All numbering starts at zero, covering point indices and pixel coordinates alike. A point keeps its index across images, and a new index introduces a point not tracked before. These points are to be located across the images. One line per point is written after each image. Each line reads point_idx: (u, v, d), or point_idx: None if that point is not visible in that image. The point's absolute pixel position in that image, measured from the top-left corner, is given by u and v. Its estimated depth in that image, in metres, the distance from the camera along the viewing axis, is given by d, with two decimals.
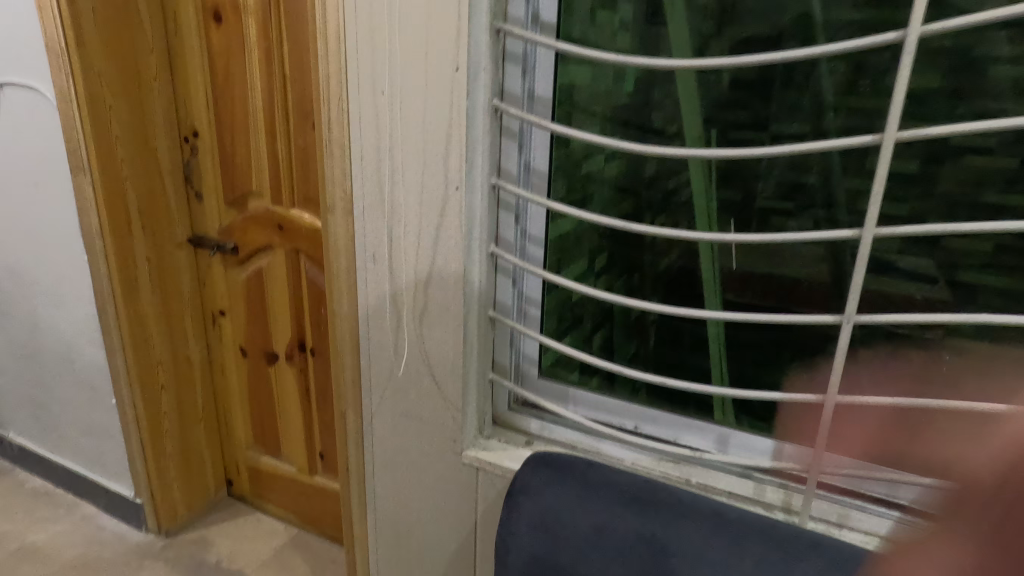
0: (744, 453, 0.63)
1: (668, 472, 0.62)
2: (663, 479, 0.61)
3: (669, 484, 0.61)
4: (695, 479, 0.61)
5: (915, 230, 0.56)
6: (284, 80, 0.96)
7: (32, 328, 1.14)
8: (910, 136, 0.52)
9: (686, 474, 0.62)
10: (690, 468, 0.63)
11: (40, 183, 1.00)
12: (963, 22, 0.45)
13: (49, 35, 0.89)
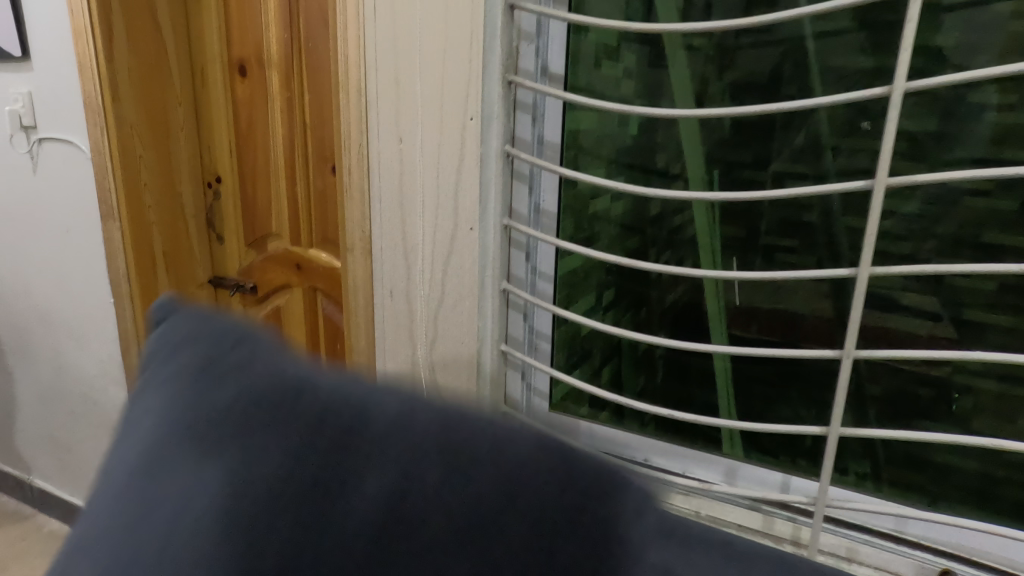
0: (752, 485, 0.64)
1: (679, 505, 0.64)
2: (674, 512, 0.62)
3: (680, 517, 0.62)
4: (705, 512, 0.63)
5: (912, 269, 0.57)
6: (305, 128, 1.04)
7: (57, 369, 1.17)
8: (900, 184, 0.55)
9: (696, 507, 0.64)
10: (700, 501, 0.64)
11: (72, 229, 1.04)
12: (944, 80, 0.51)
13: (87, 91, 0.93)
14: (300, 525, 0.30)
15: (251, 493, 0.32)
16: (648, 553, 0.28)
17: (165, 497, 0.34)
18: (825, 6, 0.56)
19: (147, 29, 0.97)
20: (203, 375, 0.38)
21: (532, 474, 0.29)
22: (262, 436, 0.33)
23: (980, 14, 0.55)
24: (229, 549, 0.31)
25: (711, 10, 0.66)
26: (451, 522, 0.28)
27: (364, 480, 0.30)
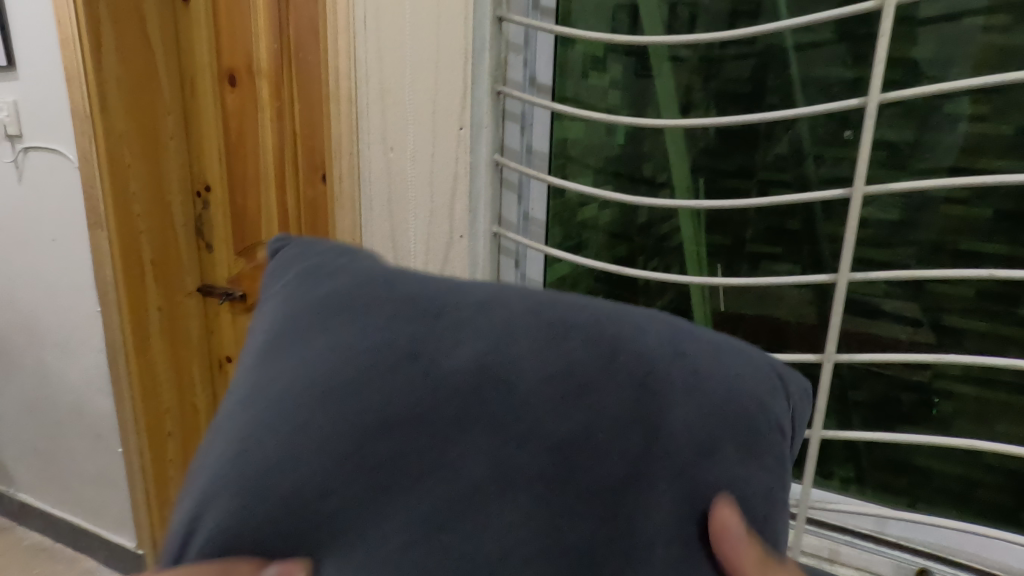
0: None
1: None
2: None
3: None
4: None
5: (889, 275, 0.59)
6: (295, 131, 1.05)
7: (42, 380, 1.15)
8: (877, 191, 0.57)
9: None
10: None
11: (59, 239, 1.03)
12: (915, 94, 0.54)
13: (75, 101, 0.92)
14: (424, 386, 0.33)
15: (374, 364, 0.34)
16: (755, 394, 0.31)
17: (277, 373, 0.35)
18: (801, 21, 0.58)
19: (135, 38, 0.98)
20: (315, 279, 0.39)
21: (640, 342, 0.33)
22: (379, 310, 0.36)
23: (951, 27, 0.57)
24: (356, 412, 0.32)
25: (694, 23, 0.68)
26: (567, 376, 0.32)
27: (484, 345, 0.33)
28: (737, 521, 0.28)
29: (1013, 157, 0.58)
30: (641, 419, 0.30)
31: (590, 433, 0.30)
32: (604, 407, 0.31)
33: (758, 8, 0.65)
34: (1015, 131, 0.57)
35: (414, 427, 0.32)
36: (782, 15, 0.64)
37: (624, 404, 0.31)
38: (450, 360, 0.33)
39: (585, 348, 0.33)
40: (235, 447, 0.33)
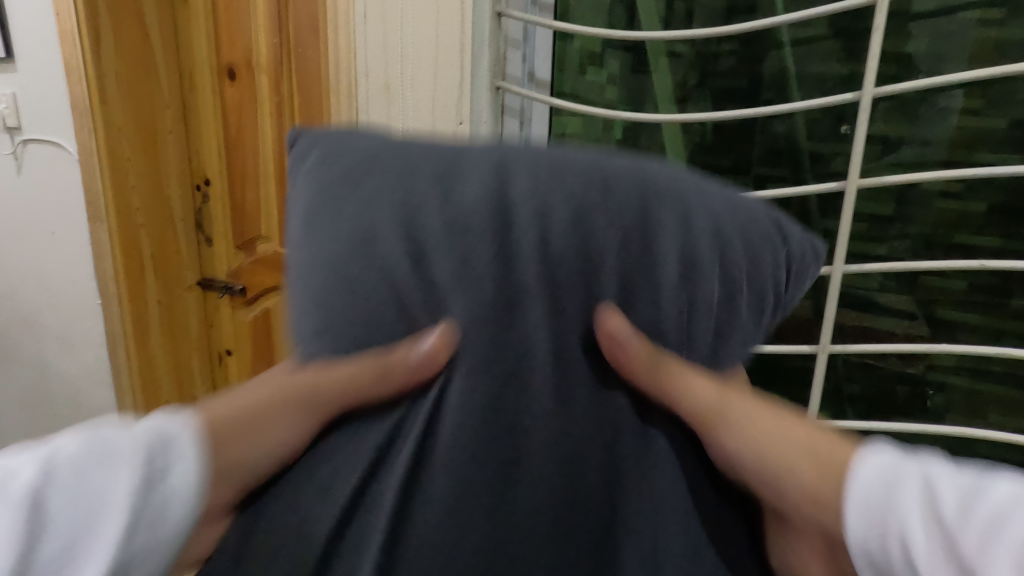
0: None
1: None
2: None
3: None
4: None
5: (881, 267, 0.61)
6: (293, 113, 1.01)
7: (42, 373, 1.16)
8: (872, 183, 0.58)
9: None
10: None
11: (59, 232, 1.03)
12: (909, 87, 0.55)
13: (74, 94, 0.93)
14: (482, 225, 0.32)
15: (434, 207, 0.32)
16: (765, 234, 0.34)
17: (328, 230, 0.33)
18: (798, 15, 0.59)
19: (134, 32, 0.98)
20: (349, 138, 0.37)
21: (669, 193, 0.33)
22: (414, 155, 0.34)
23: (946, 22, 0.58)
24: (420, 257, 0.32)
25: (691, 19, 0.68)
26: (592, 213, 0.32)
27: (527, 186, 0.33)
28: (621, 321, 0.32)
29: (1008, 150, 0.59)
30: (668, 249, 0.32)
31: (626, 264, 0.32)
32: (635, 237, 0.32)
33: (755, 3, 0.65)
34: (1009, 125, 0.58)
35: (471, 264, 0.32)
36: (779, 10, 0.64)
37: (652, 234, 0.32)
38: (485, 196, 0.32)
39: (606, 185, 0.33)
40: (306, 308, 0.33)
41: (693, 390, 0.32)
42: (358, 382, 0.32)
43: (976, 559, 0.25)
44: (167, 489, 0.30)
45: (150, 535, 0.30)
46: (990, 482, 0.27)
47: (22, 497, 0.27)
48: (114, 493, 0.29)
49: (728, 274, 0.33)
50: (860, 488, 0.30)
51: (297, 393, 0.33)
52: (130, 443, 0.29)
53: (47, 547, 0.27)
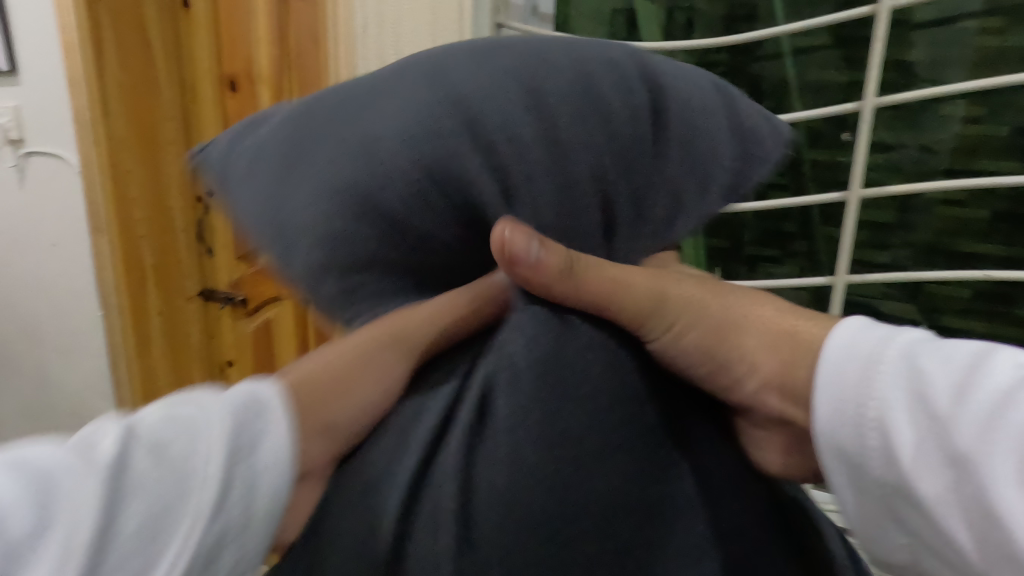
0: None
1: None
2: None
3: None
4: None
5: (886, 276, 0.61)
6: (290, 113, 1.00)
7: (43, 385, 1.15)
8: (874, 193, 0.59)
9: None
10: None
11: (61, 243, 1.03)
12: (909, 98, 0.55)
13: (78, 106, 0.92)
14: (446, 121, 0.28)
15: (389, 126, 0.28)
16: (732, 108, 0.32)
17: (279, 190, 0.29)
18: (798, 26, 0.60)
19: (136, 45, 0.99)
20: (264, 110, 0.33)
21: (622, 70, 0.30)
22: (336, 96, 0.30)
23: (946, 32, 0.58)
24: (394, 163, 0.27)
25: (691, 27, 0.69)
26: (550, 97, 0.29)
27: (475, 87, 0.28)
28: (525, 239, 0.27)
29: (1010, 157, 0.58)
30: (643, 133, 0.30)
31: (617, 150, 0.29)
32: (613, 114, 0.29)
33: (755, 12, 0.66)
34: (1011, 133, 0.58)
35: (461, 185, 0.28)
36: (779, 19, 0.64)
37: (637, 108, 0.30)
38: (443, 107, 0.28)
39: (548, 63, 0.29)
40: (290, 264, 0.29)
41: (598, 281, 0.29)
42: (453, 317, 0.30)
43: (960, 446, 0.24)
44: (262, 459, 0.25)
45: (246, 512, 0.24)
46: (998, 360, 0.25)
47: (106, 464, 0.22)
48: (206, 464, 0.24)
49: (710, 143, 0.31)
50: (832, 370, 0.29)
51: (383, 334, 0.30)
52: (221, 407, 0.25)
53: (128, 523, 0.22)
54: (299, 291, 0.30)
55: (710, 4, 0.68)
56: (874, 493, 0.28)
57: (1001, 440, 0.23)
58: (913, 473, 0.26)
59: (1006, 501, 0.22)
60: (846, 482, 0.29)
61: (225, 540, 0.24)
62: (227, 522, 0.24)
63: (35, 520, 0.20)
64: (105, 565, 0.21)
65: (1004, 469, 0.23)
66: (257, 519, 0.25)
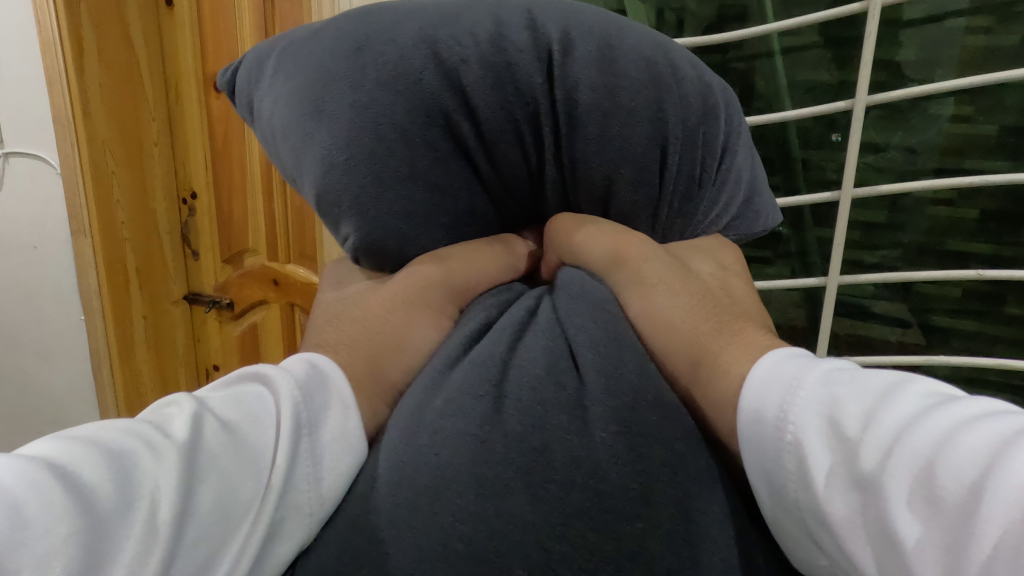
0: None
1: None
2: None
3: None
4: None
5: (876, 277, 0.61)
6: None
7: (23, 390, 1.13)
8: (865, 192, 0.59)
9: None
10: None
11: (41, 247, 1.01)
12: (899, 96, 0.56)
13: (56, 107, 0.92)
14: (518, 53, 0.34)
15: (461, 43, 0.34)
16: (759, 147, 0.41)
17: (335, 73, 0.33)
18: (788, 23, 0.60)
19: (118, 44, 0.98)
20: (309, 22, 0.37)
21: (692, 57, 0.37)
22: (420, 10, 0.35)
23: (935, 30, 0.57)
24: (469, 74, 0.33)
25: (682, 28, 0.68)
26: (619, 49, 0.34)
27: (552, 26, 0.35)
28: (520, 245, 0.39)
29: (1000, 155, 0.58)
30: (696, 97, 0.36)
31: (667, 102, 0.35)
32: (682, 79, 0.35)
33: (745, 12, 0.65)
34: (1000, 132, 0.58)
35: (512, 117, 0.34)
36: (769, 20, 0.64)
37: (694, 81, 0.36)
38: (523, 38, 0.34)
39: (618, 24, 0.36)
40: (323, 131, 0.33)
41: (573, 247, 0.36)
42: (484, 267, 0.36)
43: (863, 472, 0.22)
44: (324, 438, 0.29)
45: (314, 491, 0.27)
46: (911, 390, 0.23)
47: (182, 442, 0.24)
48: (275, 443, 0.27)
49: (734, 128, 0.38)
50: (752, 399, 0.27)
51: (425, 286, 0.35)
52: (281, 391, 0.28)
53: (204, 499, 0.24)
54: (326, 148, 0.33)
55: (700, 3, 0.67)
56: (796, 524, 0.25)
57: (904, 465, 0.20)
58: (822, 501, 0.23)
59: (905, 530, 0.20)
60: (777, 514, 0.26)
61: (280, 522, 0.26)
62: (289, 502, 0.27)
63: (124, 495, 0.22)
64: (189, 537, 0.23)
65: (903, 493, 0.20)
66: (325, 494, 0.28)
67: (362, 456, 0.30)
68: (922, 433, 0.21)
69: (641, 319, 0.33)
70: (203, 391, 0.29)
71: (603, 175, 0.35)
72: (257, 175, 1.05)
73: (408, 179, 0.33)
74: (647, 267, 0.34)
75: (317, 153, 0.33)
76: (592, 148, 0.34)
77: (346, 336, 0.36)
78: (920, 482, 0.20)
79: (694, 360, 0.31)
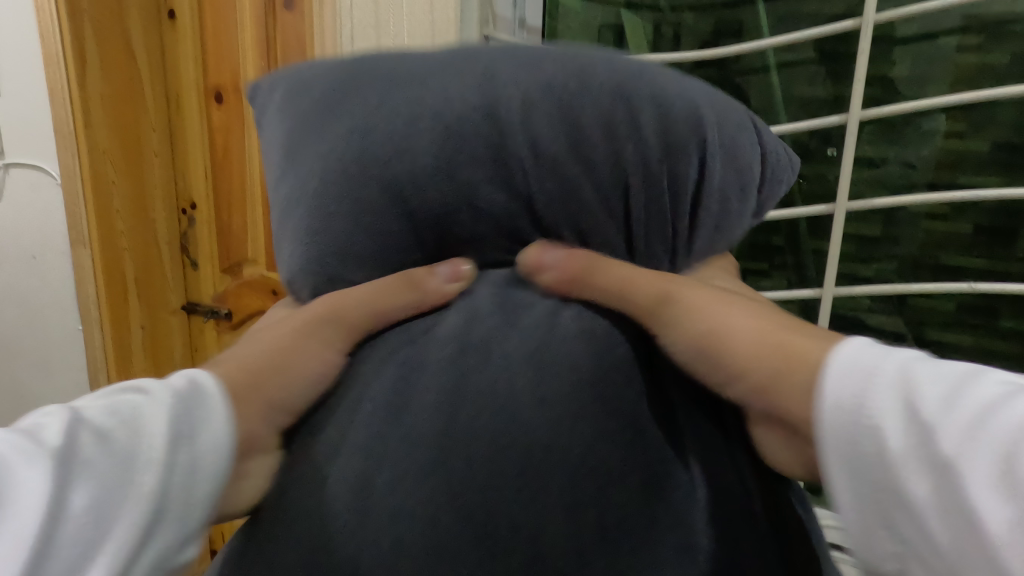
0: None
1: None
2: None
3: None
4: None
5: (871, 289, 0.62)
6: None
7: (20, 399, 1.13)
8: (860, 205, 0.61)
9: None
10: None
11: (40, 256, 1.02)
12: (893, 110, 0.57)
13: (58, 117, 0.93)
14: (474, 111, 0.34)
15: (413, 106, 0.34)
16: (768, 138, 0.39)
17: (309, 135, 0.35)
18: (784, 39, 0.61)
19: (121, 55, 0.98)
20: (304, 62, 0.38)
21: (667, 81, 0.35)
22: (387, 66, 0.36)
23: (929, 47, 0.58)
24: (424, 134, 0.33)
25: (678, 42, 0.69)
26: (574, 105, 0.34)
27: (508, 85, 0.34)
28: (447, 277, 0.35)
29: (992, 171, 0.59)
30: (679, 128, 0.34)
31: (623, 149, 0.34)
32: (641, 122, 0.34)
33: (741, 26, 0.66)
34: (993, 148, 0.58)
35: (452, 177, 0.34)
36: (764, 34, 0.65)
37: (662, 115, 0.34)
38: (518, 70, 0.35)
39: (582, 77, 0.34)
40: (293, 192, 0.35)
41: (631, 289, 0.34)
42: (382, 297, 0.34)
43: (945, 457, 0.22)
44: (203, 445, 0.28)
45: (193, 497, 0.28)
46: (988, 377, 0.23)
47: (54, 449, 0.24)
48: (151, 446, 0.27)
49: (713, 156, 0.35)
50: (832, 388, 0.26)
51: (316, 318, 0.35)
52: (160, 398, 0.28)
53: (76, 504, 0.24)
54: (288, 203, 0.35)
55: (696, 19, 0.68)
56: (867, 505, 0.25)
57: (990, 453, 0.21)
58: (904, 482, 0.24)
59: (987, 513, 0.21)
60: (850, 498, 0.26)
61: (162, 526, 0.27)
62: (166, 506, 0.27)
63: None
64: (56, 541, 0.23)
65: (986, 479, 0.21)
66: (201, 501, 0.28)
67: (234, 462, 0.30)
68: (1015, 414, 0.21)
69: (703, 354, 0.33)
70: (81, 399, 0.29)
71: (572, 219, 0.35)
72: (256, 188, 1.06)
73: (362, 232, 0.34)
74: (692, 285, 0.34)
75: (285, 205, 0.35)
76: (547, 201, 0.34)
77: (242, 354, 0.35)
78: (1007, 469, 0.20)
79: (764, 359, 0.30)
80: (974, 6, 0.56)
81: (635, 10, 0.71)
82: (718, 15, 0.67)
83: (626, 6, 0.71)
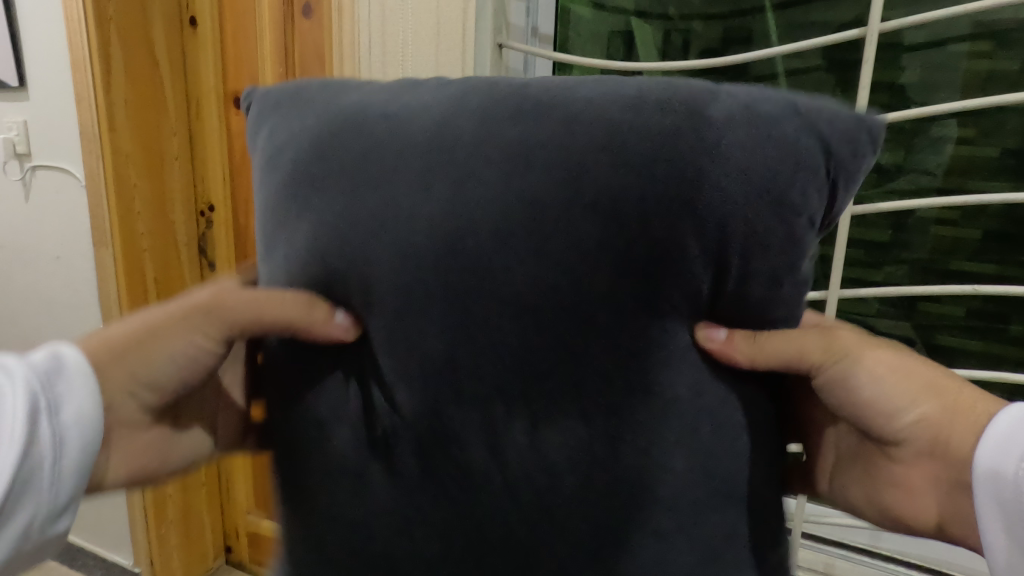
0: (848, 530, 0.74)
1: (822, 554, 0.72)
2: (816, 557, 0.72)
3: (824, 557, 0.72)
4: (833, 549, 0.73)
5: (879, 292, 0.62)
6: None
7: None
8: (865, 212, 0.60)
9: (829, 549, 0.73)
10: (822, 533, 0.74)
11: (63, 257, 1.05)
12: (900, 116, 0.58)
13: (84, 121, 0.96)
14: (456, 163, 0.35)
15: (403, 169, 0.36)
16: (847, 138, 0.32)
17: (310, 198, 0.39)
18: (790, 46, 0.62)
19: (144, 62, 1.00)
20: (307, 92, 0.42)
21: (683, 104, 0.33)
22: (384, 117, 0.38)
23: (938, 54, 0.59)
24: (411, 188, 0.36)
25: (688, 49, 0.71)
26: (567, 139, 0.34)
27: (479, 168, 0.35)
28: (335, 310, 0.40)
29: (1001, 177, 0.60)
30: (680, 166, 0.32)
31: None
32: (629, 152, 0.33)
33: (751, 35, 0.67)
34: (1001, 154, 0.59)
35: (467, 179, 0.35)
36: (773, 43, 0.66)
37: (651, 186, 0.32)
38: (504, 105, 0.36)
39: (568, 144, 0.34)
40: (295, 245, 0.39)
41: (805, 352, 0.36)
42: (266, 307, 0.39)
43: None
44: (64, 419, 0.36)
45: (56, 465, 0.35)
46: None
47: None
48: (15, 423, 0.33)
49: (698, 222, 0.32)
50: (992, 457, 0.35)
51: (211, 311, 0.42)
52: (21, 382, 0.34)
53: None
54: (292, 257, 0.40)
55: (706, 26, 0.69)
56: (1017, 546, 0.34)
57: None
58: None
59: None
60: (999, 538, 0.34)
61: (30, 482, 0.34)
62: (35, 468, 0.34)
63: None
64: None
65: None
66: (66, 466, 0.36)
67: (94, 432, 0.37)
68: None
69: (861, 407, 0.39)
70: None
71: None
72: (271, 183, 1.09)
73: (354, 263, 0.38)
74: (853, 337, 0.39)
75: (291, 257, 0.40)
76: None
77: (148, 316, 0.42)
78: None
79: (931, 398, 0.38)
80: (984, 14, 0.57)
81: (646, 18, 0.72)
82: (727, 22, 0.68)
83: (636, 15, 0.72)
